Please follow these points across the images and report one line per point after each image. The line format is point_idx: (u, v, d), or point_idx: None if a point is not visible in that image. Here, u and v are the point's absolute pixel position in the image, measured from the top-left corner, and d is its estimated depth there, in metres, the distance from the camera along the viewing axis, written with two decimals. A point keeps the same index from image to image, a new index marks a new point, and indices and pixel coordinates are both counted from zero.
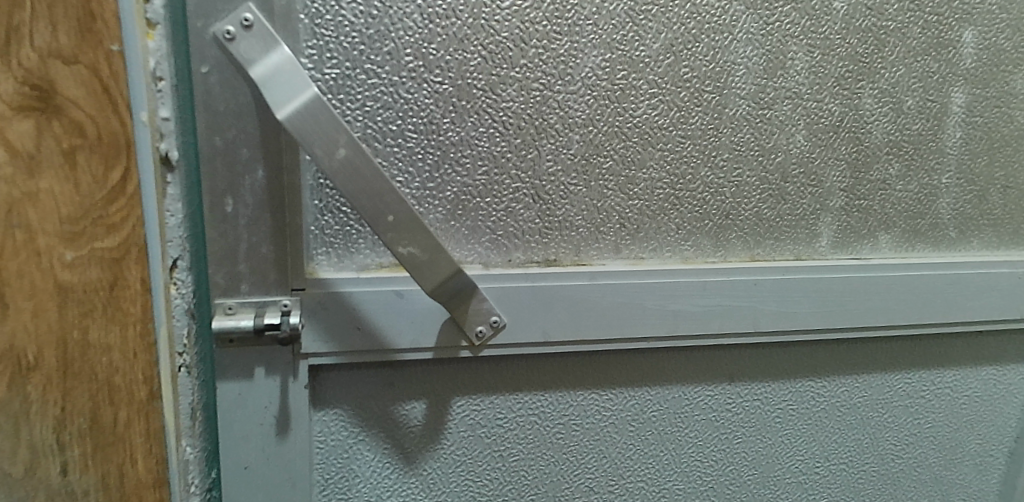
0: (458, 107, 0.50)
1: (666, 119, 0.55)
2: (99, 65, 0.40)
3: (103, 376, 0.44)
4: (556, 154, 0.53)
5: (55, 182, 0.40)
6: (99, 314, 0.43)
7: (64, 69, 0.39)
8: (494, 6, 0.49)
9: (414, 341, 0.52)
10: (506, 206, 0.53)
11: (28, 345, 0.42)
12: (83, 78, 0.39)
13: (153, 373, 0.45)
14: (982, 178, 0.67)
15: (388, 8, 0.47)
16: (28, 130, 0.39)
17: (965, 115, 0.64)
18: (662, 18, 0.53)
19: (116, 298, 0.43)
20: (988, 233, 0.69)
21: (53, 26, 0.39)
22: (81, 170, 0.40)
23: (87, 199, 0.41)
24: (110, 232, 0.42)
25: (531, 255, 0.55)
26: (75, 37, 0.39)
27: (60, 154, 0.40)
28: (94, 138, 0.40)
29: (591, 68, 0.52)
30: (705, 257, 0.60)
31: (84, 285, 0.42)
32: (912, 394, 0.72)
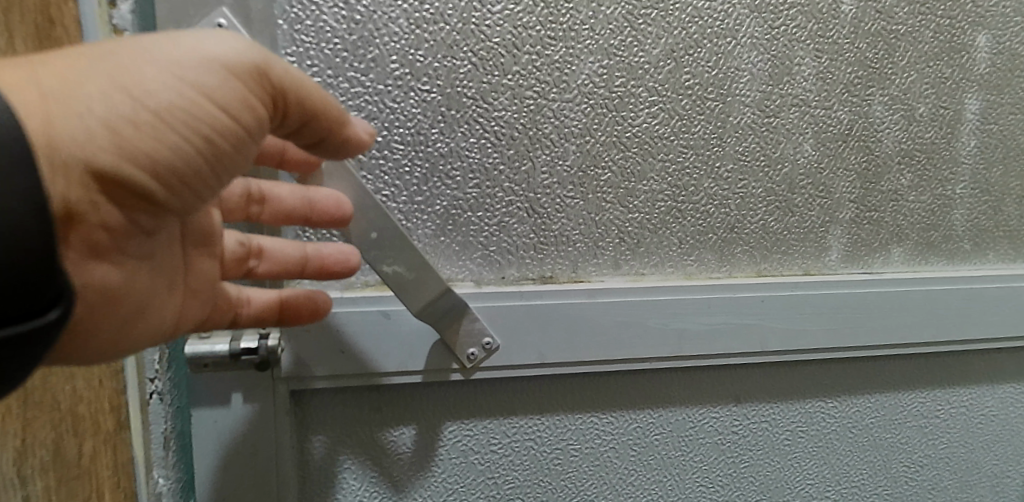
0: (447, 117, 0.47)
1: (667, 129, 0.52)
2: None
3: (66, 405, 0.42)
4: (551, 165, 0.50)
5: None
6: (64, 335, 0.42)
7: None
8: (484, 11, 0.46)
9: (401, 364, 0.49)
10: (499, 221, 0.51)
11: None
12: None
13: (120, 402, 0.45)
14: (999, 188, 0.64)
15: (372, 12, 0.44)
16: None
17: (979, 123, 0.61)
18: (661, 22, 0.50)
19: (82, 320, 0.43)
20: (1004, 245, 0.66)
21: (9, 34, 0.36)
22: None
23: None
24: None
25: (525, 272, 0.52)
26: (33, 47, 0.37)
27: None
28: None
29: (588, 75, 0.49)
30: (709, 273, 0.57)
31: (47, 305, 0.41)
32: (927, 413, 0.69)
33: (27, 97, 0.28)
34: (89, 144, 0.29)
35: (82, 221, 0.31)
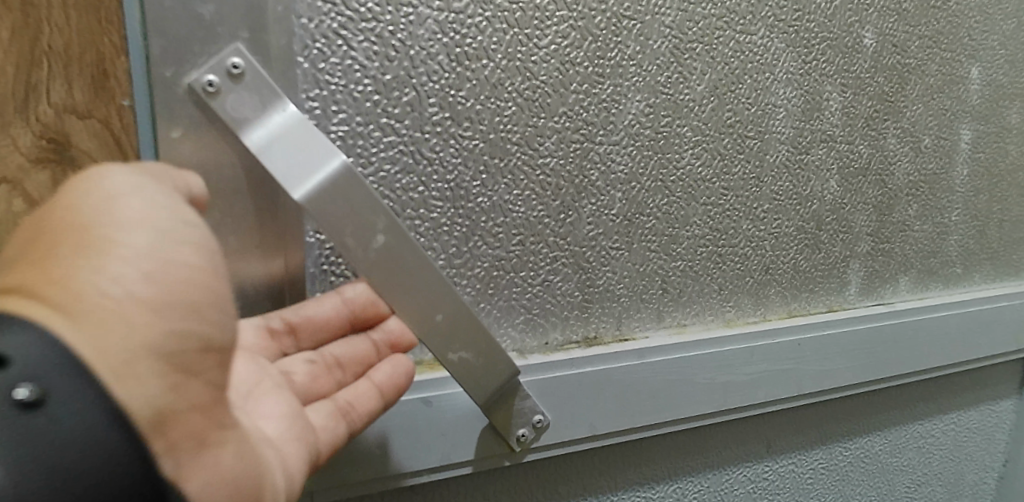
0: (490, 167, 0.41)
1: (710, 170, 0.49)
2: (111, 121, 0.33)
3: None
4: (597, 215, 0.45)
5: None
6: None
7: (81, 122, 0.32)
8: (531, 45, 0.40)
9: (444, 457, 0.41)
10: (544, 280, 0.44)
11: None
12: (98, 134, 0.33)
13: None
14: (985, 212, 0.66)
15: (409, 48, 0.37)
16: (44, 181, 0.32)
17: (972, 151, 0.63)
18: (706, 57, 0.46)
19: None
20: (987, 266, 0.69)
21: (68, 80, 0.32)
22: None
23: None
24: None
25: (569, 334, 0.47)
26: (90, 91, 0.32)
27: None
28: None
29: (635, 114, 0.45)
30: (745, 318, 0.54)
31: None
32: (925, 433, 0.70)
33: (40, 327, 0.20)
34: (141, 352, 0.21)
35: (176, 430, 0.22)
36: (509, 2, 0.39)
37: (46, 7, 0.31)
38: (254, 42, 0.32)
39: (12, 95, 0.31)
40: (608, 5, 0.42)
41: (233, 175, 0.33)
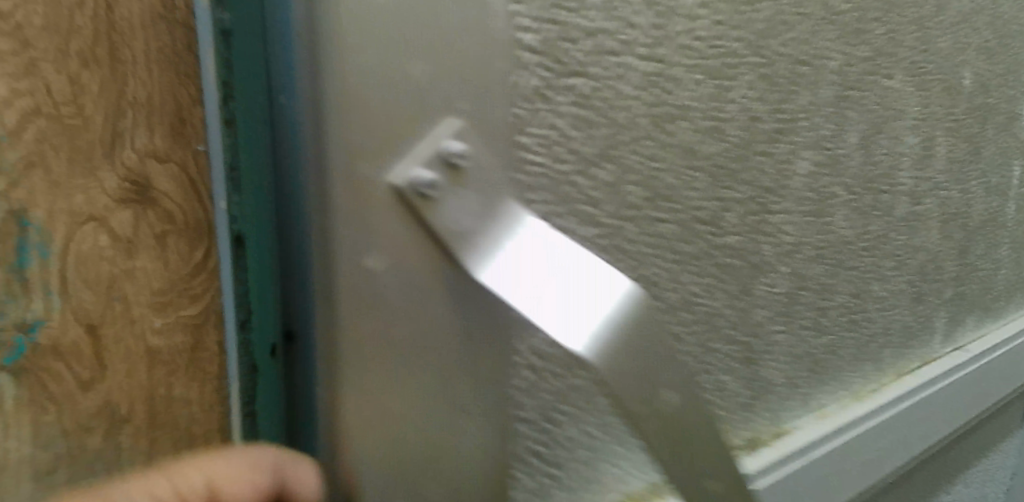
0: (680, 252, 0.35)
1: (852, 231, 0.45)
2: (187, 166, 0.30)
3: None
4: (764, 293, 0.40)
5: (152, 266, 0.31)
6: (181, 374, 0.32)
7: (159, 167, 0.30)
8: (719, 103, 0.36)
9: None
10: (717, 373, 0.38)
11: (106, 424, 0.30)
12: (175, 179, 0.30)
13: None
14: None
15: (615, 111, 0.31)
16: (125, 220, 0.30)
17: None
18: (854, 106, 0.43)
19: (195, 359, 0.32)
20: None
21: (148, 130, 0.29)
22: (172, 257, 0.31)
23: (177, 277, 0.31)
24: (192, 301, 0.31)
25: (735, 432, 0.40)
26: (166, 138, 0.30)
27: (156, 243, 0.30)
28: (182, 222, 0.31)
29: (801, 175, 0.41)
30: (868, 387, 0.51)
31: (172, 347, 0.31)
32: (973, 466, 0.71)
33: None
34: None
35: None
36: (701, 50, 0.34)
37: (132, 63, 0.29)
38: (473, 117, 0.26)
39: (99, 148, 0.29)
40: (785, 52, 0.38)
41: (436, 294, 0.26)
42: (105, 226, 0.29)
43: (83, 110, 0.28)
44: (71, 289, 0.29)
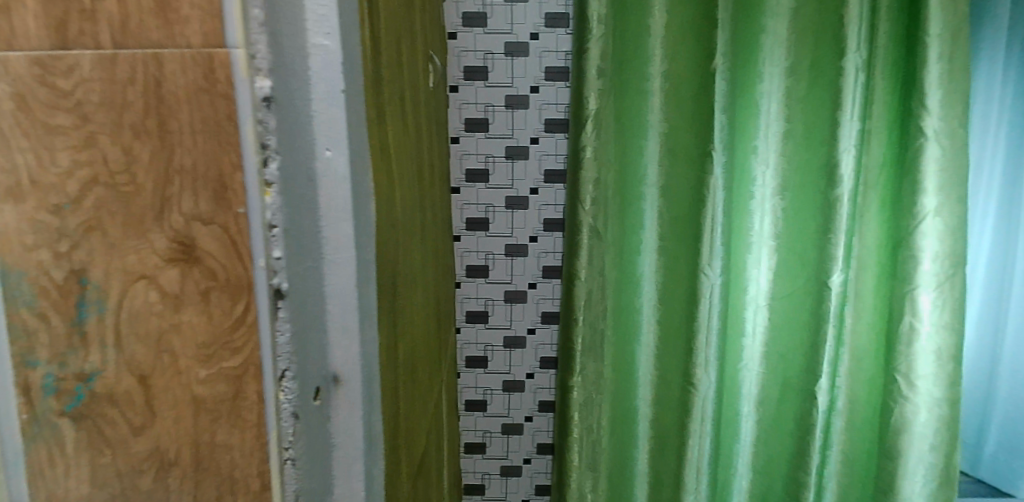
0: None
1: None
2: (231, 228, 0.32)
3: (225, 477, 0.34)
4: None
5: (196, 319, 0.33)
6: (224, 422, 0.34)
7: (202, 227, 0.32)
8: None
9: None
10: None
11: (164, 447, 0.34)
12: (217, 236, 0.32)
13: (269, 479, 0.34)
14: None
15: None
16: (172, 273, 0.33)
17: None
18: None
19: (238, 410, 0.34)
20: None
21: (193, 194, 0.32)
22: (215, 311, 0.33)
23: (217, 324, 0.33)
24: (234, 352, 0.33)
25: None
26: (210, 198, 0.32)
27: (200, 299, 0.33)
28: (224, 280, 0.33)
29: None
30: None
31: (214, 398, 0.34)
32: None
33: None
34: None
35: None
36: None
37: (179, 130, 0.31)
38: None
39: (153, 201, 0.32)
40: None
41: None
42: (156, 280, 0.33)
43: (136, 178, 0.32)
44: (122, 340, 0.33)
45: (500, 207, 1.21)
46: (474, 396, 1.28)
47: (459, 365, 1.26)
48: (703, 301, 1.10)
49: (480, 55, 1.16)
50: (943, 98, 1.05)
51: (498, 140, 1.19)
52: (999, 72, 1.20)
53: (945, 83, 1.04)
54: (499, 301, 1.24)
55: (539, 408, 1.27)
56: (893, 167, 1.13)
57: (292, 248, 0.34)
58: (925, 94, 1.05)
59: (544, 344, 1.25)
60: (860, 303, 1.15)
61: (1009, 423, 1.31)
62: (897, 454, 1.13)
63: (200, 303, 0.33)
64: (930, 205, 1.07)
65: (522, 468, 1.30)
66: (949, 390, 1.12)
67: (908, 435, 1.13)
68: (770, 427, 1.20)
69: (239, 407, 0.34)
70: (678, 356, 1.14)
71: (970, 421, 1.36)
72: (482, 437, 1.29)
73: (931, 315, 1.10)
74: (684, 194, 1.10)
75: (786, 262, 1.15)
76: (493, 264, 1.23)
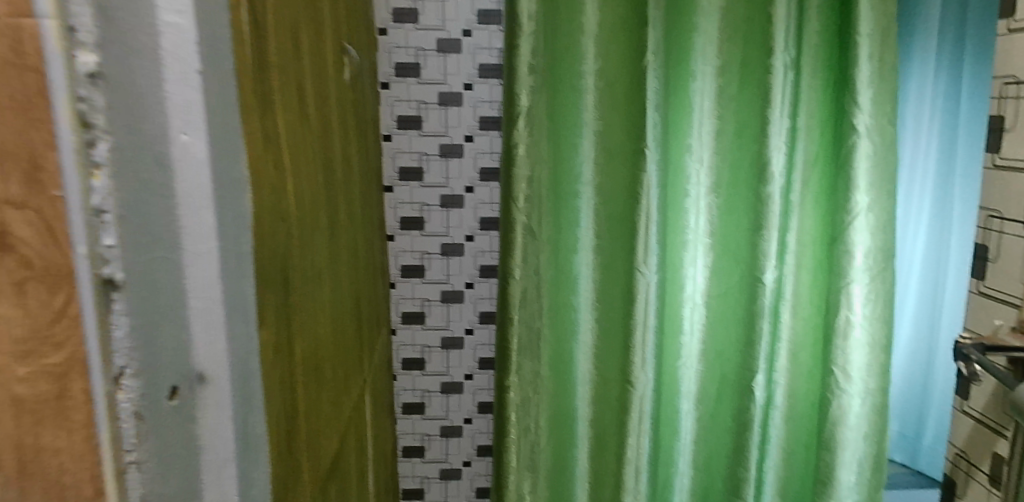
0: None
1: None
2: (47, 211, 0.30)
3: (54, 481, 0.32)
4: None
5: (12, 313, 0.31)
6: (49, 422, 0.32)
7: (14, 210, 0.30)
8: None
9: None
10: None
11: None
12: (32, 219, 0.30)
13: (104, 480, 0.32)
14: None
15: None
16: None
17: None
18: None
19: (65, 408, 0.32)
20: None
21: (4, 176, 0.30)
22: (33, 304, 0.31)
23: (35, 318, 0.31)
24: (56, 347, 0.31)
25: None
26: (22, 180, 0.30)
27: (16, 290, 0.31)
28: (40, 268, 0.30)
29: None
30: None
31: (36, 397, 0.32)
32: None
33: None
34: None
35: None
36: None
37: None
38: None
39: None
40: None
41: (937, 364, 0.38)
42: None
43: None
44: None
45: (435, 206, 1.19)
46: (411, 399, 1.25)
47: (395, 368, 1.24)
48: (638, 300, 1.09)
49: (411, 51, 1.14)
50: (875, 97, 1.02)
51: (432, 138, 1.17)
52: (931, 72, 1.23)
53: (876, 82, 1.01)
54: (436, 302, 1.22)
55: (478, 409, 1.26)
56: (829, 164, 1.10)
57: (129, 237, 0.32)
58: (856, 92, 1.02)
59: (482, 344, 1.24)
60: (797, 301, 1.12)
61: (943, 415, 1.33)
62: (833, 445, 1.07)
63: (16, 294, 0.31)
64: (862, 202, 1.04)
65: (462, 470, 1.28)
66: (883, 381, 1.07)
67: (844, 430, 1.07)
68: (709, 426, 1.18)
69: (65, 406, 0.32)
70: (615, 354, 1.13)
71: (909, 412, 1.39)
72: (420, 440, 1.27)
73: (862, 307, 1.05)
74: (620, 190, 1.09)
75: (722, 260, 1.14)
76: (429, 264, 1.21)
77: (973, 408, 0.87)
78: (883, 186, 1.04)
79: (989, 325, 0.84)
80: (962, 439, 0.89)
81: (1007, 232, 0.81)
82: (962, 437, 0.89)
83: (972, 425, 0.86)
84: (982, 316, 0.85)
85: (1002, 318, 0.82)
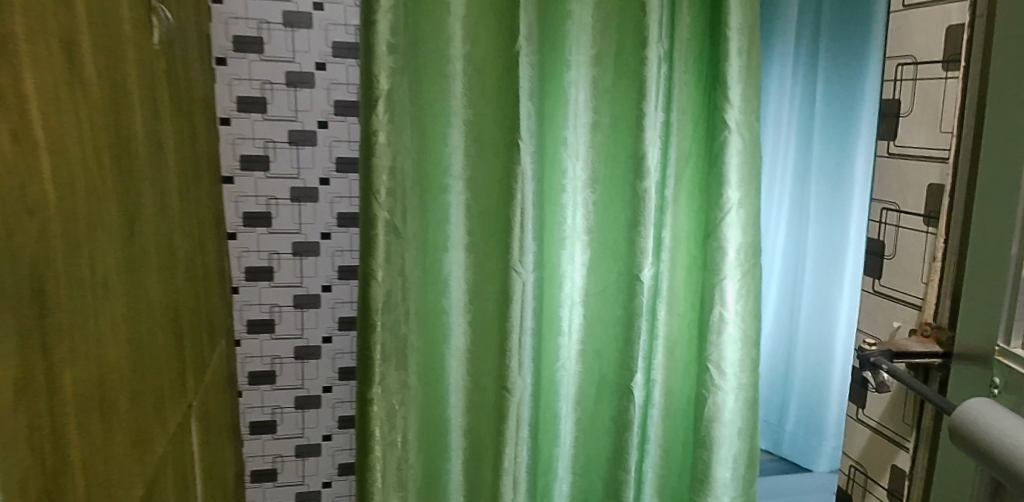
0: None
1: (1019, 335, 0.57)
2: None
3: None
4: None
5: None
6: None
7: None
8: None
9: None
10: None
11: None
12: None
13: None
14: (1006, 151, 0.60)
15: None
16: None
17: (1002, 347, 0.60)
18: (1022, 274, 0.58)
19: None
20: (975, 54, 0.71)
21: None
22: None
23: None
24: None
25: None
26: None
27: None
28: None
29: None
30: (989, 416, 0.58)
31: None
32: (982, 337, 0.63)
33: None
34: None
35: None
36: None
37: None
38: None
39: None
40: None
41: None
42: None
43: None
44: None
45: (285, 200, 1.06)
46: (260, 417, 1.11)
47: (240, 383, 1.09)
48: (514, 301, 1.02)
49: (253, 24, 1.00)
50: (744, 92, 1.02)
51: (279, 123, 1.04)
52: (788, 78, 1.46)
53: (746, 77, 1.01)
54: (288, 307, 1.09)
55: (339, 424, 1.14)
56: (703, 158, 1.09)
57: None
58: (727, 87, 1.01)
59: (342, 353, 1.12)
60: (672, 298, 1.12)
61: (808, 376, 1.58)
62: (709, 439, 1.07)
63: None
64: (733, 197, 1.04)
65: (321, 493, 1.15)
66: (754, 373, 1.07)
67: (718, 423, 1.07)
68: (587, 428, 1.14)
69: None
70: (489, 359, 1.06)
71: (778, 375, 1.63)
72: (272, 462, 1.12)
73: (736, 302, 1.05)
74: (493, 185, 1.02)
75: (599, 256, 1.10)
76: (278, 265, 1.07)
77: (869, 417, 0.87)
78: (754, 181, 1.05)
79: (887, 328, 0.85)
80: (857, 451, 0.90)
81: (905, 224, 0.81)
82: (858, 448, 0.89)
83: (870, 434, 0.86)
84: (879, 318, 0.86)
85: (900, 320, 0.83)
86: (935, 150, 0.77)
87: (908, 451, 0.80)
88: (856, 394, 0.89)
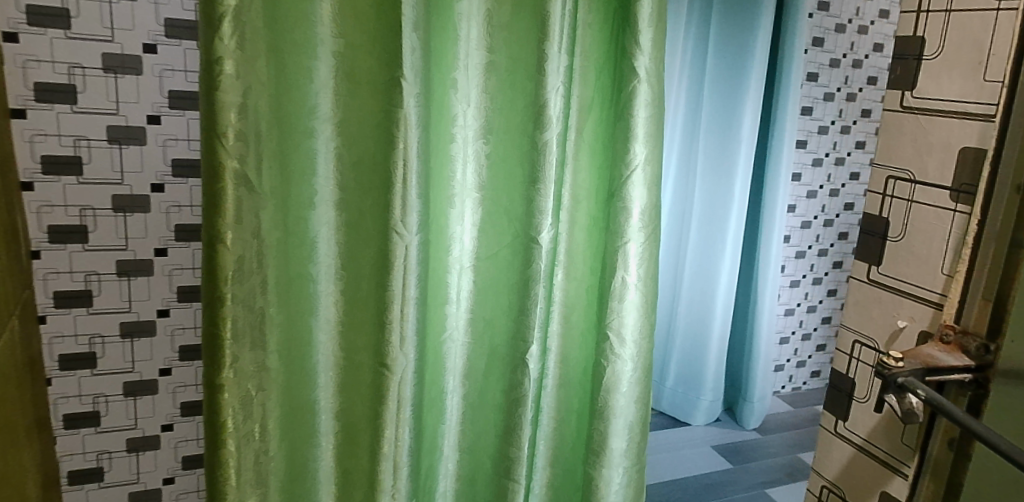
0: None
1: None
2: None
3: None
4: None
5: None
6: None
7: None
8: None
9: None
10: None
11: None
12: None
13: None
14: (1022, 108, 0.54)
15: None
16: None
17: None
18: None
19: None
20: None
21: None
22: None
23: None
24: None
25: None
26: None
27: None
28: None
29: None
30: None
31: None
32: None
33: None
34: None
35: None
36: None
37: None
38: None
39: None
40: None
41: None
42: None
43: None
44: None
45: (100, 141, 0.84)
46: (78, 408, 0.90)
47: (47, 369, 0.87)
48: (395, 268, 0.89)
49: None
50: (653, 38, 0.94)
51: (88, 43, 0.81)
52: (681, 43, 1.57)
53: (655, 22, 0.93)
54: (110, 276, 0.88)
55: (182, 412, 0.96)
56: (607, 108, 1.01)
57: None
58: (636, 31, 0.93)
59: (183, 329, 0.93)
60: (570, 259, 1.05)
61: (687, 328, 1.68)
62: (605, 410, 1.02)
63: None
64: (640, 153, 0.97)
65: (162, 491, 0.98)
66: (650, 340, 1.04)
67: (616, 393, 1.02)
68: (475, 401, 1.06)
69: None
70: (368, 332, 0.93)
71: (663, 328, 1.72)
72: (95, 461, 0.93)
73: (638, 267, 1.00)
74: (369, 130, 0.87)
75: (491, 216, 1.00)
76: (94, 224, 0.86)
77: (854, 433, 0.76)
78: (659, 138, 0.98)
79: (889, 327, 0.72)
80: (833, 472, 0.80)
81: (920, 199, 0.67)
82: (835, 468, 0.79)
83: (854, 452, 0.76)
84: (876, 312, 0.73)
85: (907, 318, 0.69)
86: (973, 104, 0.62)
87: (904, 477, 0.70)
88: (836, 404, 0.78)
